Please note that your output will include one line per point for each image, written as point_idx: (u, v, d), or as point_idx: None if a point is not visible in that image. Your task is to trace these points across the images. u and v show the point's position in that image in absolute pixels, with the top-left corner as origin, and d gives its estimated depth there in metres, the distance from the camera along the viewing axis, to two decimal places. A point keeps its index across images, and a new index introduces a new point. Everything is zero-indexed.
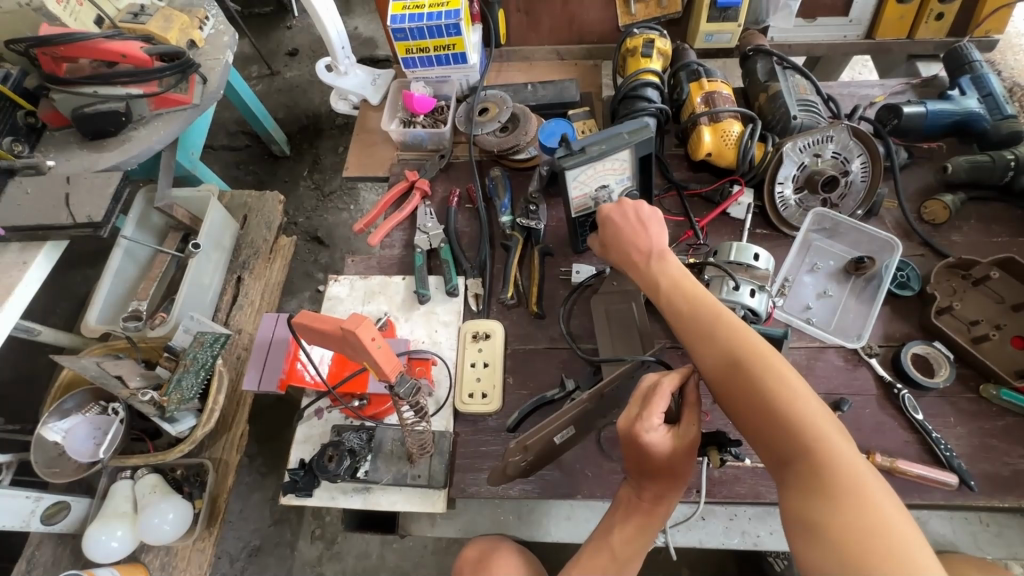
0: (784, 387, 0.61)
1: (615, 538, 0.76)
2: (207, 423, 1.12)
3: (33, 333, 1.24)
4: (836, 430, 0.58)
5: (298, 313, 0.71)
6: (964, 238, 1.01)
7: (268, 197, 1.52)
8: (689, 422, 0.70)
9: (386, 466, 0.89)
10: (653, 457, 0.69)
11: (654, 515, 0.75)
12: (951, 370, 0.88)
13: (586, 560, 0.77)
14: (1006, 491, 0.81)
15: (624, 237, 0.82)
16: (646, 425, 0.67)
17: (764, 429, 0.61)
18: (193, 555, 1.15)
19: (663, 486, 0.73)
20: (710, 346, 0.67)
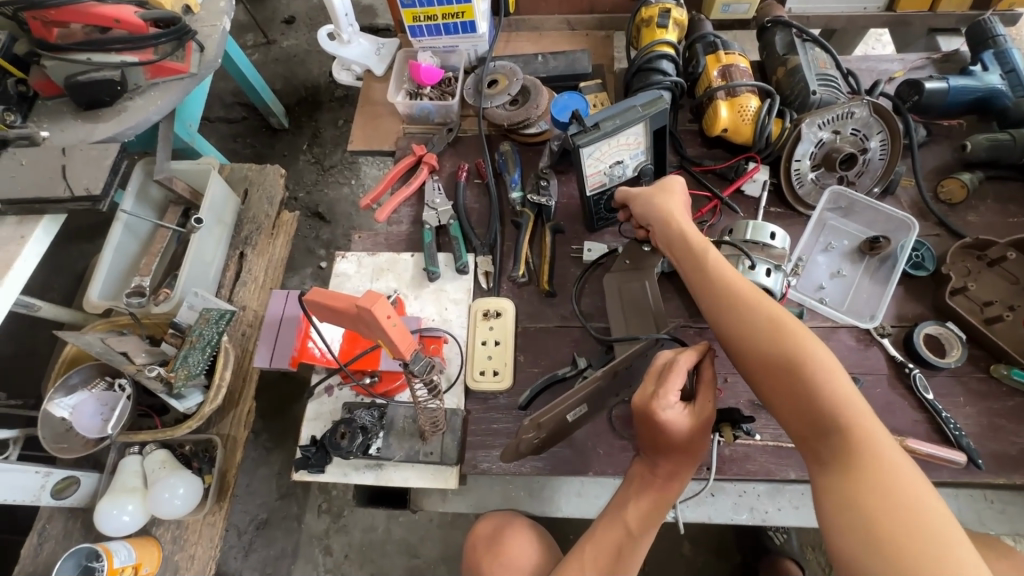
0: (805, 359, 0.60)
1: (629, 516, 0.76)
2: (214, 400, 1.12)
3: (34, 309, 1.22)
4: (853, 403, 0.58)
5: (310, 290, 0.70)
6: (980, 219, 1.00)
7: (269, 171, 1.48)
8: (713, 398, 0.70)
9: (398, 444, 0.88)
10: (669, 435, 0.69)
11: (669, 488, 0.75)
12: (963, 350, 0.89)
13: (594, 537, 0.78)
14: (1012, 469, 0.83)
15: (650, 205, 0.83)
16: (662, 402, 0.67)
17: (791, 404, 0.61)
18: (203, 530, 1.13)
19: (678, 461, 0.73)
20: (721, 319, 0.69)
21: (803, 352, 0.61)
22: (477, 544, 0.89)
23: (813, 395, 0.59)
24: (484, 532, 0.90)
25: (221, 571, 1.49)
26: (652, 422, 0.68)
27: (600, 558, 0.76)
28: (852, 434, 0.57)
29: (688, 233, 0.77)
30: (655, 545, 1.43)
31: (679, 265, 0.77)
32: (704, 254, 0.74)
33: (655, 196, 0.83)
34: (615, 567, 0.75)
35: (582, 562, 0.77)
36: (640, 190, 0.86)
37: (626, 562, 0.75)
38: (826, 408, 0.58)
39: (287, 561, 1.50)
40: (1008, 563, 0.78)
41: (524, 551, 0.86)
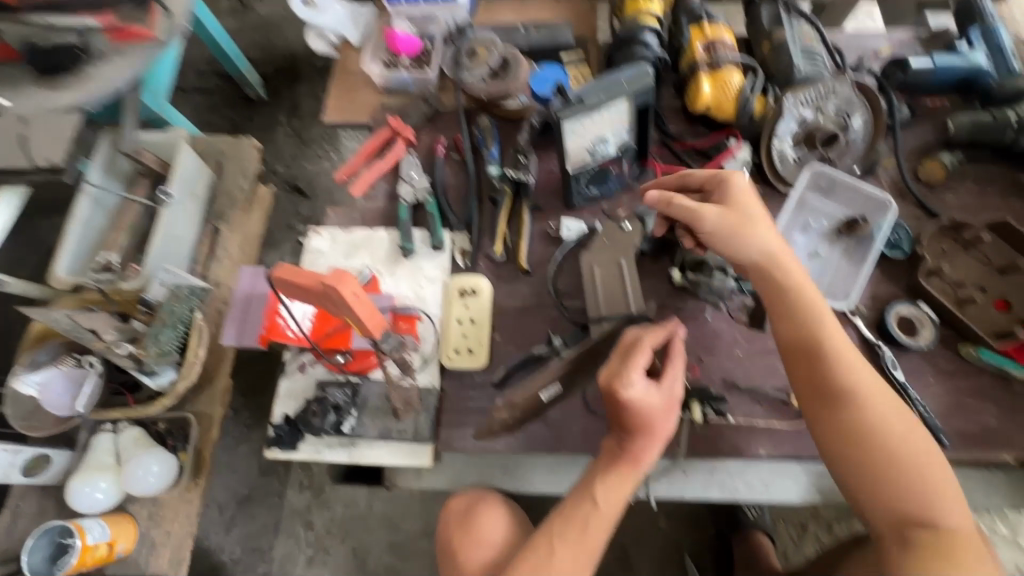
0: (923, 451, 0.73)
1: (597, 491, 0.77)
2: (189, 377, 1.11)
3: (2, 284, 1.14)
4: (947, 491, 0.72)
5: (277, 267, 0.69)
6: (958, 200, 1.00)
7: (244, 143, 1.43)
8: (678, 372, 0.74)
9: (371, 422, 0.88)
10: (635, 412, 0.70)
11: (637, 465, 0.76)
12: (933, 331, 0.90)
13: (562, 512, 0.79)
14: (975, 447, 0.84)
15: (737, 236, 0.80)
16: (625, 381, 0.69)
17: (901, 483, 0.72)
18: (180, 506, 1.11)
19: (644, 438, 0.74)
20: (820, 360, 0.77)
21: (900, 409, 0.75)
22: (450, 521, 0.91)
23: (927, 480, 0.72)
24: (456, 508, 0.91)
25: (203, 545, 1.50)
26: (618, 401, 0.70)
27: (566, 533, 0.77)
28: (940, 514, 0.71)
29: (813, 302, 0.79)
30: (632, 519, 1.46)
31: (786, 318, 0.79)
32: (817, 308, 0.78)
33: (743, 225, 0.80)
34: (580, 540, 0.77)
35: (549, 537, 0.77)
36: (735, 206, 0.81)
37: (591, 534, 0.77)
38: (932, 490, 0.71)
39: (269, 536, 1.51)
40: None
41: (494, 527, 0.88)
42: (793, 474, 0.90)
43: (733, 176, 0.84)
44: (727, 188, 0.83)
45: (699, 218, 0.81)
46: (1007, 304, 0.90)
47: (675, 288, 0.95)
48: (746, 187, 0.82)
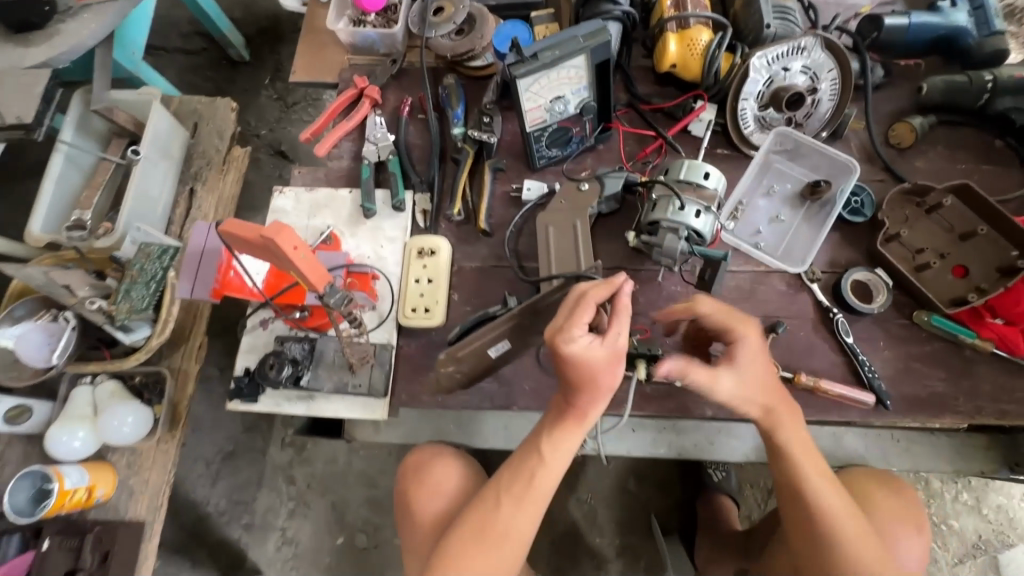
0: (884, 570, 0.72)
1: (543, 445, 0.78)
2: (162, 333, 1.12)
3: None
4: None
5: (226, 222, 0.68)
6: (927, 164, 0.98)
7: (220, 104, 1.42)
8: (625, 327, 0.70)
9: (328, 375, 0.90)
10: (577, 366, 0.69)
11: (581, 420, 0.76)
12: (888, 296, 0.89)
13: (511, 465, 0.81)
14: (919, 410, 0.85)
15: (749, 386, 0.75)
16: (568, 336, 0.68)
17: None
18: (157, 457, 1.15)
19: (589, 395, 0.73)
20: (813, 535, 0.74)
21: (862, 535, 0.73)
22: (406, 475, 0.92)
23: None
24: (413, 461, 0.93)
25: (190, 497, 1.56)
26: (561, 356, 0.69)
27: (513, 485, 0.79)
28: None
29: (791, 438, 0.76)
30: (602, 480, 1.50)
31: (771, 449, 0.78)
32: (794, 446, 0.76)
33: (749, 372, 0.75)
34: (525, 491, 0.78)
35: (497, 491, 0.80)
36: (744, 373, 0.74)
37: (537, 486, 0.78)
38: None
39: (252, 489, 1.57)
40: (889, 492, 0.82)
41: (448, 478, 0.90)
42: (738, 434, 0.92)
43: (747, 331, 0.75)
44: (734, 345, 0.75)
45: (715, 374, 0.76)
46: (966, 271, 0.89)
47: (634, 250, 0.95)
48: (752, 350, 0.75)
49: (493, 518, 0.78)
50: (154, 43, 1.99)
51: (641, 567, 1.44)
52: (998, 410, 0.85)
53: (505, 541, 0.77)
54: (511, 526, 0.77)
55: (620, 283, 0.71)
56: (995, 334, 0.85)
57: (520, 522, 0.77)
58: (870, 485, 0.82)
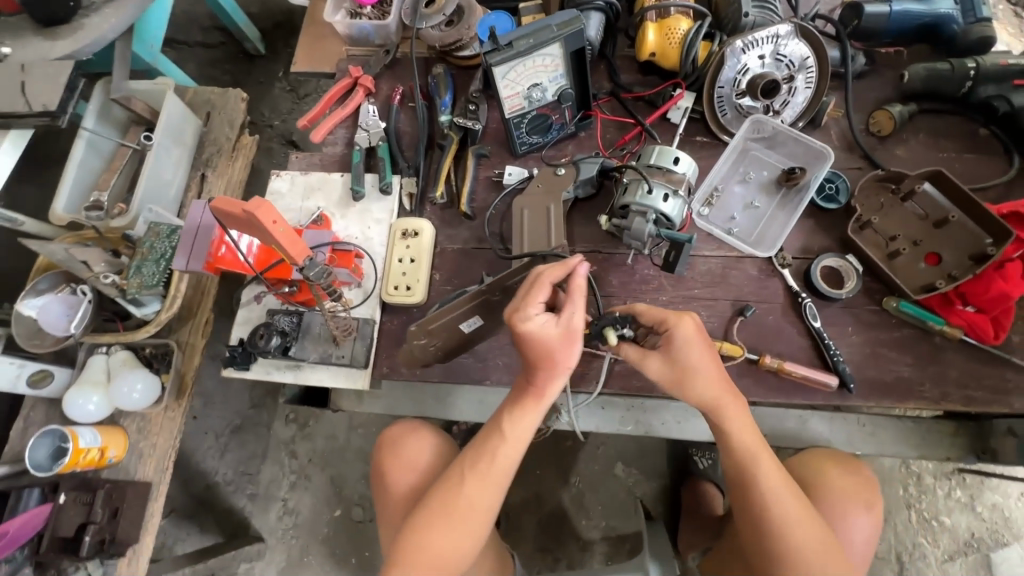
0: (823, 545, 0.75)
1: (504, 425, 0.81)
2: (171, 308, 1.20)
3: (18, 224, 1.26)
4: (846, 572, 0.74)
5: (215, 198, 0.74)
6: (907, 153, 0.98)
7: (232, 94, 1.49)
8: (579, 306, 0.74)
9: (313, 346, 0.96)
10: (533, 344, 0.74)
11: (539, 396, 0.79)
12: (858, 282, 0.90)
13: (474, 448, 0.83)
14: (883, 395, 0.87)
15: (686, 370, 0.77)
16: (524, 315, 0.72)
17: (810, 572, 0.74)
18: (164, 423, 1.23)
19: (545, 372, 0.77)
20: (754, 519, 0.77)
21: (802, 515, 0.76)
22: (382, 447, 0.99)
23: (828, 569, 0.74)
24: (390, 435, 1.00)
25: (200, 467, 1.62)
26: (520, 335, 0.73)
27: (476, 466, 0.81)
28: None
29: (737, 425, 0.78)
30: (591, 463, 1.53)
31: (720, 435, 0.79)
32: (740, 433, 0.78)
33: (691, 357, 0.76)
34: (487, 469, 0.81)
35: (461, 471, 0.82)
36: (675, 362, 0.77)
37: (500, 463, 0.81)
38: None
39: (257, 462, 1.65)
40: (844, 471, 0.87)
41: (419, 451, 0.96)
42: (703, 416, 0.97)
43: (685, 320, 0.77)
44: (671, 332, 0.77)
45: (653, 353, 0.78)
46: (938, 259, 0.89)
47: (609, 233, 0.98)
48: (688, 339, 0.76)
49: (456, 496, 0.80)
50: (176, 37, 2.08)
51: (626, 551, 1.46)
52: (964, 396, 0.85)
53: (469, 515, 0.80)
54: (474, 498, 0.80)
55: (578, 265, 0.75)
56: (964, 321, 0.86)
57: (484, 496, 0.80)
58: (825, 464, 0.88)
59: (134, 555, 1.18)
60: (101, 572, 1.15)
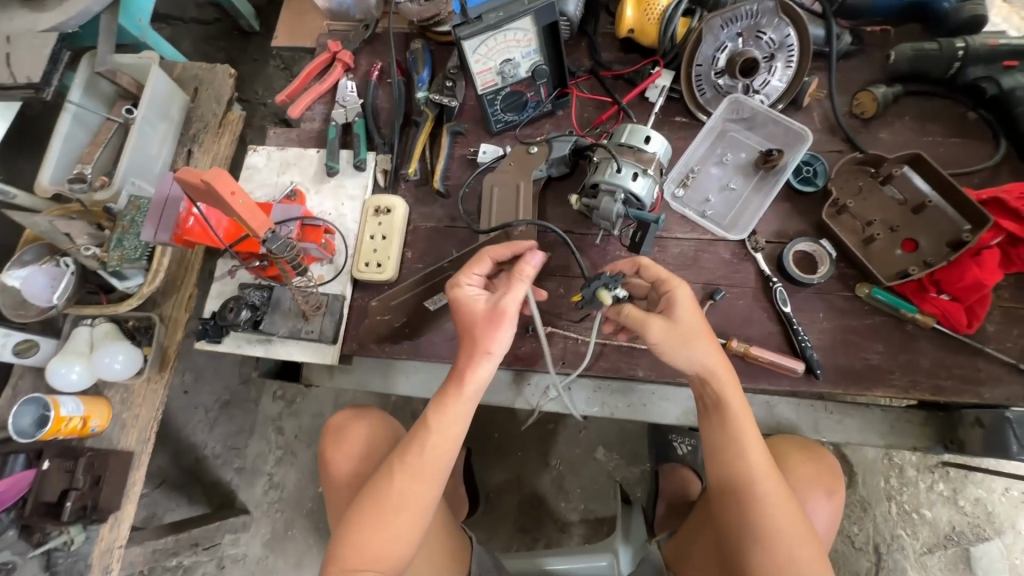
0: (801, 534, 0.68)
1: (430, 419, 0.76)
2: (153, 282, 1.17)
3: (10, 197, 1.20)
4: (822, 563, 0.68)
5: (179, 170, 0.75)
6: (891, 136, 0.95)
7: (220, 71, 1.43)
8: (515, 292, 0.73)
9: (283, 321, 0.96)
10: (459, 314, 0.76)
11: (458, 386, 0.74)
12: (831, 267, 0.89)
13: (402, 445, 0.77)
14: (851, 382, 0.85)
15: (676, 336, 0.71)
16: (457, 282, 0.77)
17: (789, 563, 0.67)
18: (147, 394, 1.20)
19: (466, 357, 0.74)
20: (732, 503, 0.71)
21: (784, 500, 0.70)
22: (327, 434, 0.99)
23: (804, 560, 0.67)
24: (336, 421, 1.01)
25: (190, 441, 1.65)
26: (455, 304, 0.76)
27: (403, 463, 0.76)
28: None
29: (725, 401, 0.73)
30: (572, 446, 1.53)
31: (710, 410, 0.75)
32: (729, 408, 0.73)
33: (685, 325, 0.72)
34: (417, 463, 0.75)
35: (389, 466, 0.77)
36: (676, 323, 0.72)
37: (429, 452, 0.75)
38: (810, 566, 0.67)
39: (244, 436, 1.67)
40: (819, 464, 0.86)
41: (357, 439, 0.97)
42: (669, 398, 0.98)
43: (681, 287, 0.74)
44: (672, 295, 0.74)
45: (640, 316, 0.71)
46: (915, 245, 0.87)
47: (581, 214, 0.97)
48: (689, 301, 0.73)
49: (385, 493, 0.75)
50: (172, 13, 2.07)
51: (604, 533, 1.47)
52: (933, 385, 0.84)
53: (402, 509, 0.74)
54: (405, 492, 0.75)
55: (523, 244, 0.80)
56: (938, 309, 0.84)
57: (415, 492, 0.75)
58: (792, 451, 0.86)
59: (116, 521, 1.15)
60: (84, 538, 1.13)
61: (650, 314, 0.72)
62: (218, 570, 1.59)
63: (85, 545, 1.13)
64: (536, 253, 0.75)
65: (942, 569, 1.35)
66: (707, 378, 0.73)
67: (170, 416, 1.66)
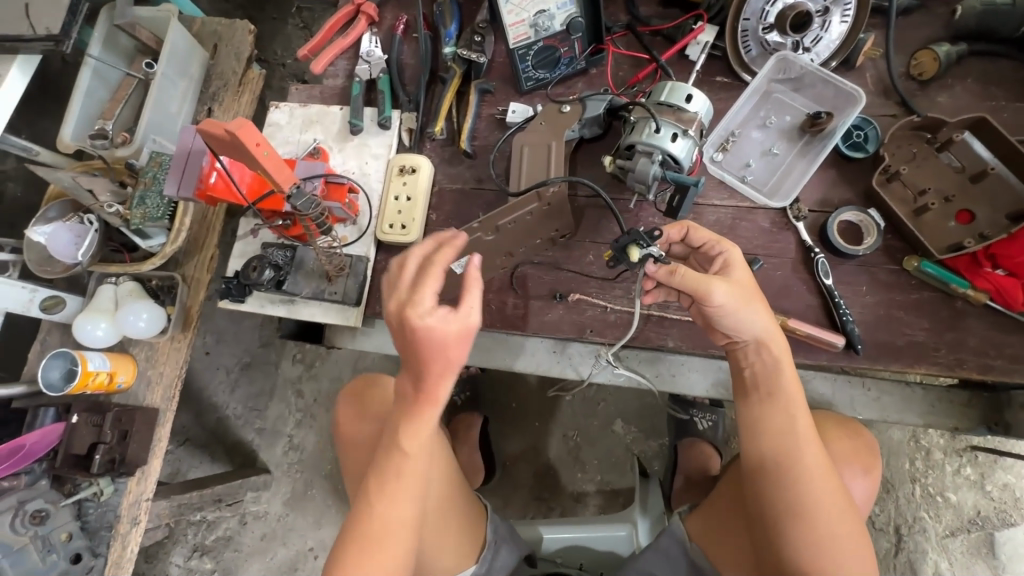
0: (838, 507, 0.67)
1: (403, 440, 0.71)
2: (174, 242, 1.16)
3: (32, 155, 1.17)
4: (855, 533, 0.67)
5: (203, 122, 0.72)
6: (950, 100, 0.89)
7: (239, 26, 1.38)
8: (477, 301, 0.65)
9: (306, 282, 0.95)
10: (429, 347, 0.63)
11: (433, 403, 0.68)
12: (878, 238, 0.84)
13: (377, 469, 0.72)
14: (893, 359, 0.82)
15: (747, 292, 0.69)
16: (416, 308, 0.62)
17: (826, 535, 0.66)
18: (171, 353, 1.21)
19: (435, 375, 0.65)
20: (771, 475, 0.69)
21: (828, 472, 0.68)
22: (342, 399, 1.01)
23: (840, 531, 0.66)
24: (353, 386, 1.02)
25: (212, 400, 1.68)
26: (412, 331, 0.62)
27: (384, 483, 0.71)
28: (853, 553, 0.66)
29: (779, 368, 0.71)
30: (592, 417, 1.52)
31: (754, 377, 0.73)
32: (780, 379, 0.71)
33: (742, 287, 0.69)
34: (396, 487, 0.71)
35: (368, 493, 0.72)
36: (734, 278, 0.70)
37: (409, 476, 0.72)
38: (843, 539, 0.66)
39: (265, 399, 1.69)
40: (854, 441, 0.83)
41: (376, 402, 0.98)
42: (698, 368, 0.97)
43: (734, 249, 0.73)
44: (725, 257, 0.73)
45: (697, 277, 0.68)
46: (971, 217, 0.82)
47: (613, 178, 0.94)
48: (743, 261, 0.72)
49: (367, 520, 0.71)
50: None
51: (619, 504, 1.47)
52: (981, 364, 0.80)
53: (388, 534, 0.70)
54: (393, 516, 0.71)
55: (461, 241, 0.68)
56: (991, 285, 0.79)
57: (401, 512, 0.71)
58: (831, 427, 0.84)
59: (144, 475, 1.16)
60: (113, 489, 1.13)
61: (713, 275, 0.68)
62: (240, 526, 1.63)
63: (114, 496, 1.14)
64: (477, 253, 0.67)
65: (963, 552, 1.33)
66: (758, 343, 0.71)
67: (193, 376, 1.68)
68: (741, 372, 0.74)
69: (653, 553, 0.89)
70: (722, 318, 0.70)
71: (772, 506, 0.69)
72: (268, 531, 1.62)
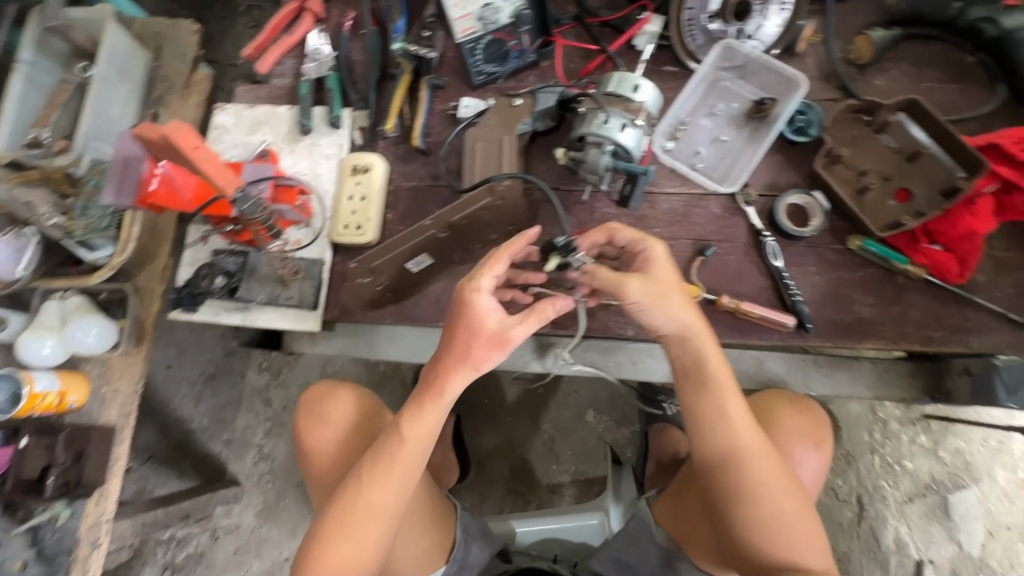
0: (779, 486, 0.69)
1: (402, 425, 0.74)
2: (123, 252, 1.11)
3: None
4: (800, 508, 0.70)
5: (140, 128, 0.72)
6: (887, 83, 0.92)
7: (182, 25, 1.33)
8: (529, 326, 0.69)
9: (260, 288, 0.94)
10: (467, 326, 0.69)
11: (440, 396, 0.71)
12: (823, 219, 0.87)
13: (375, 450, 0.75)
14: (842, 335, 0.84)
15: (660, 288, 0.69)
16: (475, 287, 0.69)
17: (772, 513, 0.69)
18: (126, 368, 1.16)
19: (454, 360, 0.70)
20: (715, 462, 0.71)
21: (764, 453, 0.70)
22: (299, 412, 0.96)
23: (784, 508, 0.69)
24: (309, 397, 0.98)
25: None
26: (465, 310, 0.69)
27: (377, 468, 0.73)
28: (801, 526, 0.69)
29: (708, 358, 0.72)
30: (564, 409, 1.54)
31: (687, 368, 0.73)
32: (709, 368, 0.72)
33: (657, 286, 0.69)
34: (387, 470, 0.73)
35: (359, 477, 0.74)
36: (652, 276, 0.70)
37: (401, 464, 0.73)
38: (789, 516, 0.69)
39: (232, 409, 1.65)
40: (807, 416, 0.86)
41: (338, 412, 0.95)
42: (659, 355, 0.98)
43: (658, 245, 0.72)
44: (645, 256, 0.72)
45: (619, 279, 0.69)
46: (909, 195, 0.86)
47: (567, 171, 0.94)
48: (663, 258, 0.72)
49: (352, 503, 0.73)
50: None
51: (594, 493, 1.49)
52: (923, 336, 0.83)
53: (373, 517, 0.73)
54: (380, 500, 0.73)
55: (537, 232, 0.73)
56: (929, 260, 0.83)
57: (389, 497, 0.73)
58: (777, 403, 0.87)
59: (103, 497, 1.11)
60: (69, 513, 1.08)
61: (627, 274, 0.69)
62: (212, 541, 1.59)
63: (71, 521, 1.09)
64: (566, 300, 0.71)
65: (921, 516, 1.39)
66: (683, 335, 0.72)
67: None
68: (675, 364, 0.75)
69: (624, 538, 0.91)
70: (642, 315, 0.71)
71: (719, 493, 0.71)
72: (242, 544, 1.58)
